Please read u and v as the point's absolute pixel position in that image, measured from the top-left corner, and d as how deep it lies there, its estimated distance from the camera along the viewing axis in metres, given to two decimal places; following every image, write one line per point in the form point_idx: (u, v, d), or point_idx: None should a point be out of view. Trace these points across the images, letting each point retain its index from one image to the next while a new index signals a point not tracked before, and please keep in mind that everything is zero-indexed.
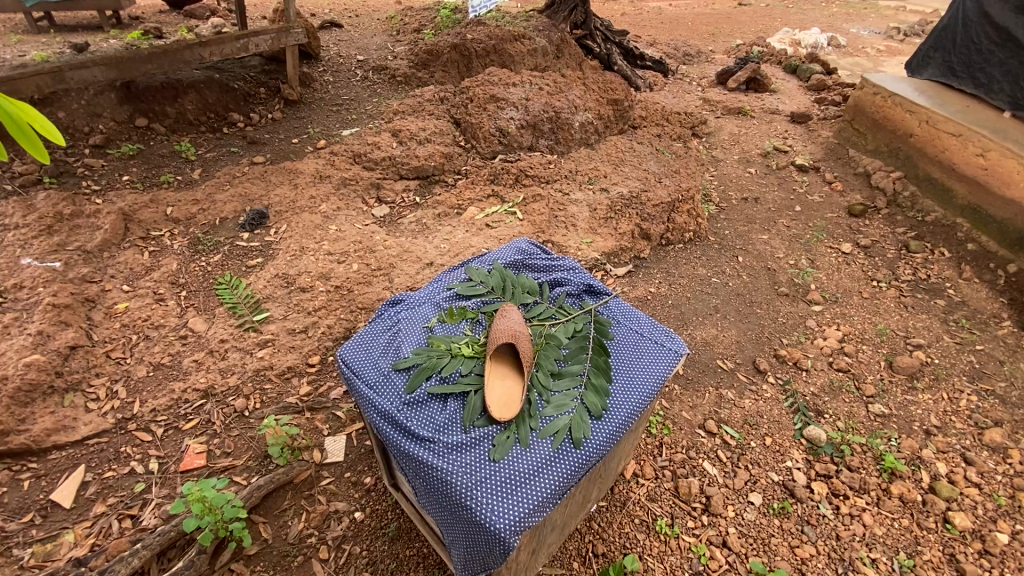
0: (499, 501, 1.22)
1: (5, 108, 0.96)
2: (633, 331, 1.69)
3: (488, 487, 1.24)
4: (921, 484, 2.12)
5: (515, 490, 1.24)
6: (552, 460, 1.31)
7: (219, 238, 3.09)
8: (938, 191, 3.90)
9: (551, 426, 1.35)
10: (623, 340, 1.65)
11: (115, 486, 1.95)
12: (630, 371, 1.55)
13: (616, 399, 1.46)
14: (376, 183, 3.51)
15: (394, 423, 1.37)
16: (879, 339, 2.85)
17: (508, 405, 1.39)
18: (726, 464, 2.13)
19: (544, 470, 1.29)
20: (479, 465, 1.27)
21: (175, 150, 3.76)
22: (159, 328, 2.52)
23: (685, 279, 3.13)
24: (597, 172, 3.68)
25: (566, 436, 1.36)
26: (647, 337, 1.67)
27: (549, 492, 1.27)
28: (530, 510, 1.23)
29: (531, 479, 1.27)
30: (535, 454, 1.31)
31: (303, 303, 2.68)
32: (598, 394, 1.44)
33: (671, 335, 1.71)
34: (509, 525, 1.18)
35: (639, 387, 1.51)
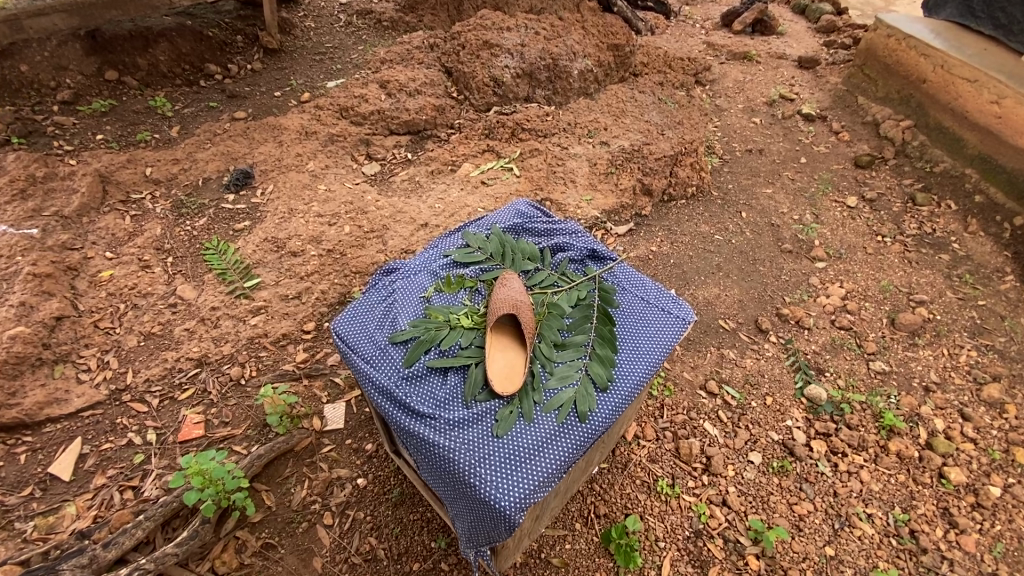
0: (503, 479, 1.19)
1: None
2: (639, 298, 1.62)
3: (490, 464, 1.21)
4: (918, 440, 2.13)
5: (520, 469, 1.21)
6: (556, 436, 1.28)
7: (204, 199, 2.96)
8: (948, 141, 3.78)
9: (555, 400, 1.32)
10: (629, 308, 1.58)
11: (114, 457, 1.93)
12: (637, 341, 1.50)
13: (622, 370, 1.42)
14: (365, 139, 3.33)
15: (392, 399, 1.32)
16: (882, 295, 2.82)
17: (510, 378, 1.34)
18: (727, 425, 2.13)
19: (548, 445, 1.26)
20: (482, 443, 1.24)
21: (149, 106, 3.55)
22: (147, 297, 2.46)
23: (687, 237, 3.06)
24: (597, 124, 3.51)
25: (570, 410, 1.32)
26: (655, 305, 1.61)
27: (555, 469, 1.24)
28: (535, 489, 1.20)
29: (535, 455, 1.24)
30: (539, 430, 1.28)
31: (295, 268, 2.60)
32: (603, 365, 1.40)
33: (679, 302, 1.64)
34: (513, 503, 1.16)
35: (645, 359, 1.46)
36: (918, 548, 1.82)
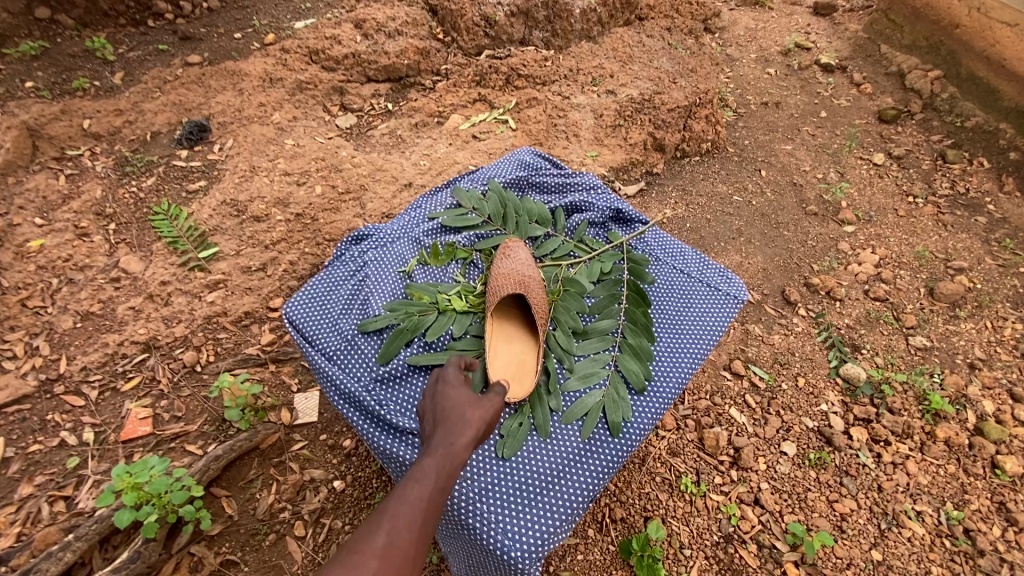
0: (511, 518, 1.10)
1: None
2: (681, 275, 1.53)
3: (497, 499, 1.11)
4: (967, 425, 1.90)
5: (529, 507, 1.12)
6: (572, 464, 1.19)
7: (152, 156, 2.57)
8: (981, 93, 3.45)
9: (579, 408, 1.25)
10: (671, 289, 1.50)
11: (43, 461, 1.64)
12: (679, 327, 1.43)
13: (660, 367, 1.35)
14: (338, 87, 2.92)
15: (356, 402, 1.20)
16: (918, 262, 2.55)
17: (519, 375, 1.26)
18: (755, 411, 1.88)
19: (563, 475, 1.17)
20: (489, 471, 1.15)
21: (88, 50, 3.08)
22: (86, 270, 2.12)
23: (703, 197, 2.74)
24: (602, 70, 3.11)
25: (599, 419, 1.25)
26: (699, 281, 1.52)
27: (575, 497, 1.16)
28: (547, 529, 1.10)
29: (548, 486, 1.15)
30: (555, 451, 1.20)
31: (258, 235, 2.25)
32: (637, 360, 1.32)
33: (728, 277, 1.55)
34: (524, 552, 1.06)
35: (688, 349, 1.39)
36: (974, 550, 1.61)
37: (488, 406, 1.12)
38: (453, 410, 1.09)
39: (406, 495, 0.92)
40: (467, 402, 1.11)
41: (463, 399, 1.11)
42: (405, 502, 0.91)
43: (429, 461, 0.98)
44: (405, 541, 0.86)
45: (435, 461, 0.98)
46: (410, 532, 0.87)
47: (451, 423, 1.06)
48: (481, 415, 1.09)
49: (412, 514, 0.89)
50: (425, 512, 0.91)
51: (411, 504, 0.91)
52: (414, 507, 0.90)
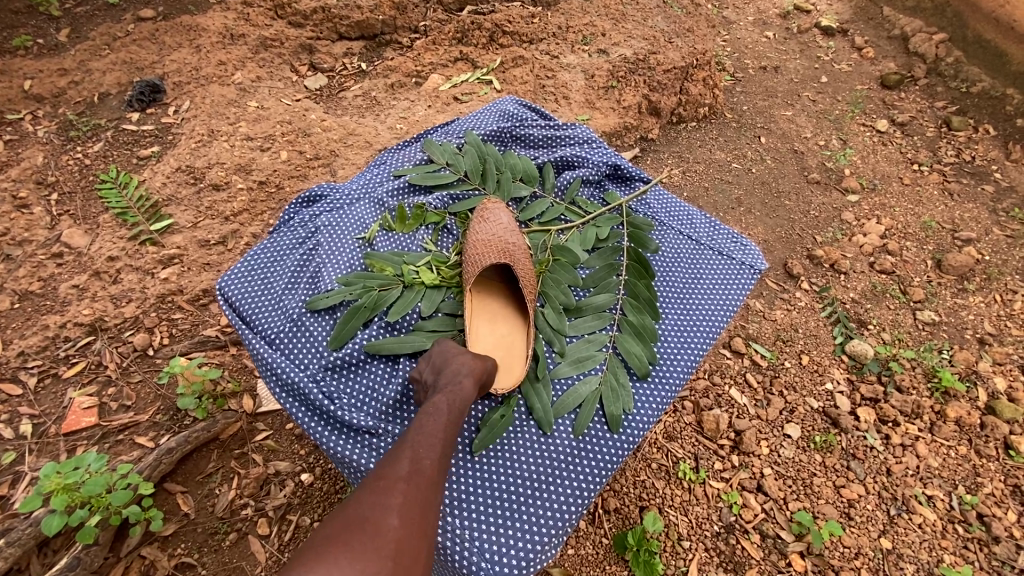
0: (489, 533, 1.00)
1: None
2: (688, 241, 1.42)
3: (474, 513, 1.01)
4: (978, 404, 1.80)
5: (510, 520, 1.01)
6: (561, 467, 1.08)
7: (100, 120, 2.33)
8: (988, 57, 3.29)
9: (572, 397, 1.14)
10: (677, 256, 1.39)
11: None
12: (688, 299, 1.31)
13: (667, 347, 1.24)
14: (307, 45, 2.68)
15: (302, 395, 1.09)
16: (924, 233, 2.42)
17: (507, 359, 1.16)
18: (757, 392, 1.76)
19: (548, 482, 1.06)
20: (464, 479, 1.05)
21: (30, 4, 2.80)
22: (25, 245, 1.92)
23: (701, 165, 2.58)
24: (593, 28, 2.89)
25: (596, 409, 1.14)
26: (709, 248, 1.41)
27: (563, 507, 1.04)
28: (529, 546, 1.00)
29: (531, 496, 1.04)
30: (541, 454, 1.09)
31: (217, 206, 2.05)
32: (640, 341, 1.21)
33: (740, 243, 1.43)
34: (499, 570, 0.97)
35: (699, 325, 1.28)
36: (988, 536, 1.52)
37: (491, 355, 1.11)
38: (458, 348, 1.09)
39: (427, 427, 0.93)
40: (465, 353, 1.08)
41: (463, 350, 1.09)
42: (427, 433, 0.92)
43: (444, 393, 0.99)
44: (429, 467, 0.88)
45: (450, 393, 0.98)
46: (434, 460, 0.89)
47: (455, 359, 1.06)
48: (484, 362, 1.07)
49: (432, 442, 0.91)
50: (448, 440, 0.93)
51: (433, 434, 0.92)
52: (433, 437, 0.92)
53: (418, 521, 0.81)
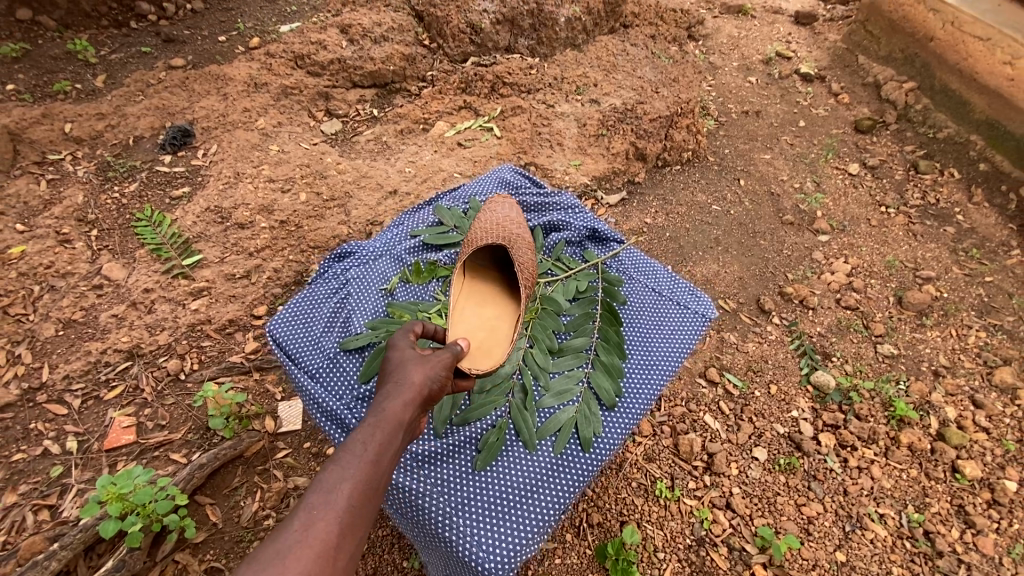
0: (487, 533, 1.16)
1: None
2: (651, 292, 1.61)
3: (475, 516, 1.18)
4: (929, 431, 1.98)
5: (505, 521, 1.18)
6: (548, 476, 1.27)
7: (135, 162, 2.56)
8: (954, 104, 3.56)
9: (552, 424, 1.32)
10: (641, 305, 1.58)
11: (27, 471, 1.65)
12: (650, 343, 1.50)
13: (631, 383, 1.42)
14: (323, 92, 2.93)
15: (337, 422, 1.27)
16: (888, 272, 2.64)
17: (486, 331, 1.37)
18: (729, 418, 1.95)
19: (537, 489, 1.24)
20: (464, 487, 1.22)
21: (69, 51, 3.05)
22: (68, 277, 2.12)
23: (684, 207, 2.81)
24: (586, 79, 3.15)
25: (572, 434, 1.33)
26: (670, 298, 1.60)
27: (549, 510, 1.22)
28: (522, 543, 1.17)
29: (523, 501, 1.22)
30: (531, 467, 1.27)
31: (242, 242, 2.26)
32: (609, 377, 1.38)
33: (697, 295, 1.62)
34: (496, 562, 1.13)
35: (659, 365, 1.46)
36: (934, 551, 1.69)
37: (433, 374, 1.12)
38: (395, 375, 1.09)
39: (332, 481, 0.86)
40: (416, 362, 1.12)
41: (397, 379, 1.08)
42: (333, 488, 0.85)
43: (359, 440, 0.94)
44: (328, 530, 0.80)
45: (366, 440, 0.94)
46: (336, 515, 0.82)
47: (388, 389, 1.05)
48: (426, 378, 1.08)
49: (337, 488, 0.85)
50: (356, 494, 0.86)
51: (339, 491, 0.85)
52: (339, 486, 0.86)
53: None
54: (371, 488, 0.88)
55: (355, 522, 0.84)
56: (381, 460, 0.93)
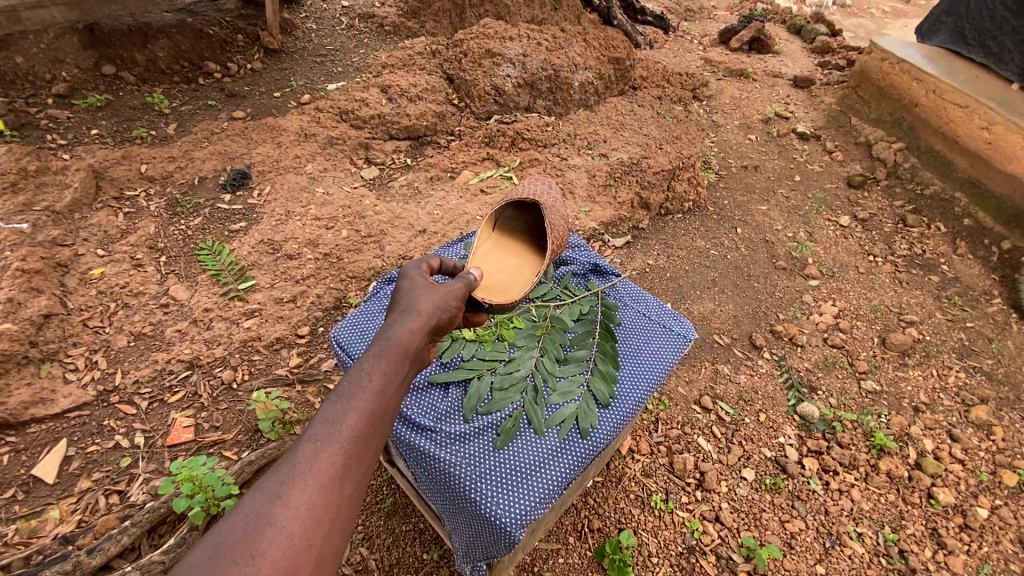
0: (505, 494, 1.27)
1: None
2: (641, 315, 1.81)
3: (494, 480, 1.29)
4: (908, 460, 2.16)
5: (521, 486, 1.30)
6: (559, 452, 1.39)
7: (199, 199, 2.92)
8: (938, 164, 3.85)
9: (558, 415, 1.44)
10: (632, 326, 1.76)
11: (100, 460, 1.91)
12: (639, 357, 1.65)
13: (623, 387, 1.56)
14: (364, 143, 3.32)
15: None
16: (873, 315, 2.85)
17: (496, 270, 1.73)
18: (720, 440, 2.14)
19: (550, 462, 1.36)
20: (484, 457, 1.34)
21: (147, 103, 3.50)
22: (139, 296, 2.43)
23: (684, 251, 3.08)
24: (597, 135, 3.52)
25: (573, 425, 1.44)
26: (656, 322, 1.79)
27: (558, 481, 1.35)
28: (534, 504, 1.28)
29: (536, 471, 1.34)
30: (545, 444, 1.39)
31: (290, 271, 2.57)
32: (605, 381, 1.53)
33: (679, 320, 1.82)
34: (513, 519, 1.24)
35: (647, 374, 1.61)
36: (906, 568, 1.86)
37: (435, 314, 1.24)
38: (404, 312, 1.20)
39: (334, 417, 0.93)
40: (424, 300, 1.24)
41: (402, 321, 1.17)
42: (334, 424, 0.92)
43: (363, 373, 1.01)
44: (335, 453, 0.88)
45: (370, 372, 1.01)
46: (339, 444, 0.90)
47: (396, 322, 1.16)
48: (429, 313, 1.21)
49: (343, 418, 0.93)
50: (356, 429, 0.93)
51: (339, 426, 0.92)
52: (344, 416, 0.94)
53: (314, 519, 0.81)
54: (371, 422, 0.95)
55: (358, 449, 0.91)
56: (381, 395, 0.99)
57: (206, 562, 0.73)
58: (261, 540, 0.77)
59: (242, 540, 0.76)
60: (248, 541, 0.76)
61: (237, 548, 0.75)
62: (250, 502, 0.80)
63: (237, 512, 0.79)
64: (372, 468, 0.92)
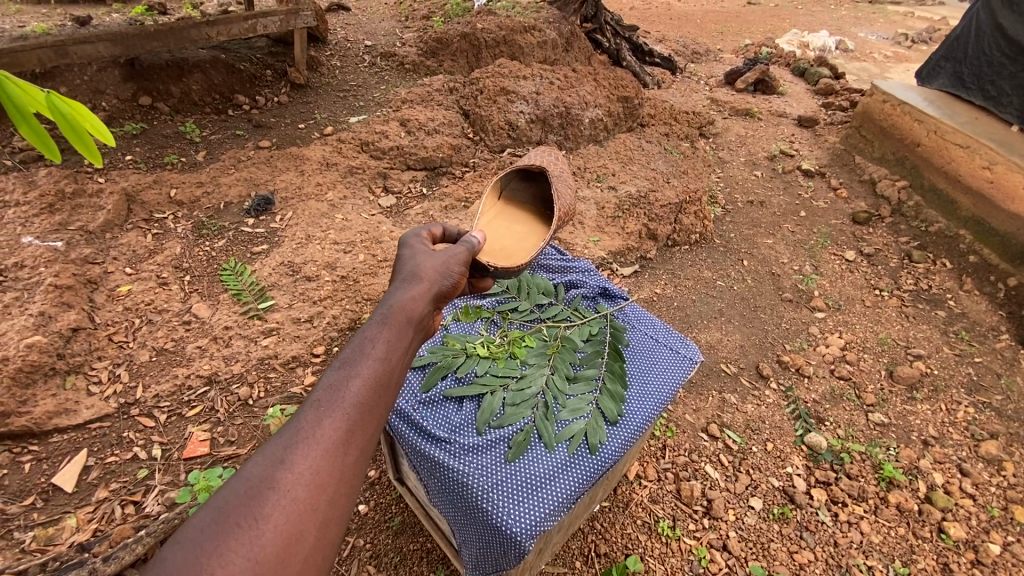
0: (514, 504, 1.32)
1: (62, 108, 1.05)
2: (649, 337, 1.86)
3: (504, 491, 1.34)
4: (917, 493, 2.15)
5: (530, 496, 1.35)
6: (568, 466, 1.43)
7: (224, 223, 3.05)
8: (942, 202, 3.92)
9: (567, 431, 1.49)
10: (640, 347, 1.82)
11: (118, 471, 1.96)
12: (647, 377, 1.70)
13: (631, 405, 1.60)
14: (382, 172, 3.46)
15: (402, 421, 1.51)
16: (880, 348, 2.87)
17: (506, 238, 1.97)
18: (727, 468, 2.15)
19: (559, 475, 1.41)
20: (496, 468, 1.39)
21: (179, 131, 3.69)
22: (163, 313, 2.52)
23: (691, 281, 3.15)
24: (606, 169, 3.65)
25: (582, 440, 1.48)
26: (663, 344, 1.84)
27: (566, 495, 1.39)
28: (542, 516, 1.32)
29: (546, 484, 1.38)
30: (554, 459, 1.44)
31: (308, 292, 2.66)
32: (614, 399, 1.57)
33: (686, 343, 1.87)
34: (522, 529, 1.28)
35: (655, 393, 1.66)
36: None
37: (433, 284, 1.29)
38: (407, 283, 1.26)
39: (336, 385, 0.96)
40: (423, 270, 1.31)
41: (401, 295, 1.21)
42: (335, 393, 0.95)
43: (367, 341, 1.05)
44: (339, 418, 0.92)
45: (373, 340, 1.06)
46: (345, 410, 0.93)
47: (398, 294, 1.21)
48: (429, 282, 1.28)
49: (346, 385, 0.97)
50: (358, 398, 0.96)
51: (341, 395, 0.95)
52: (348, 383, 0.97)
53: (319, 483, 0.85)
54: (373, 391, 0.98)
55: (362, 416, 0.95)
56: (382, 366, 1.02)
57: (214, 523, 0.76)
58: (266, 503, 0.80)
59: (248, 504, 0.79)
60: (253, 504, 0.79)
61: (243, 509, 0.78)
62: (256, 467, 0.83)
63: (243, 475, 0.82)
64: (374, 436, 0.95)
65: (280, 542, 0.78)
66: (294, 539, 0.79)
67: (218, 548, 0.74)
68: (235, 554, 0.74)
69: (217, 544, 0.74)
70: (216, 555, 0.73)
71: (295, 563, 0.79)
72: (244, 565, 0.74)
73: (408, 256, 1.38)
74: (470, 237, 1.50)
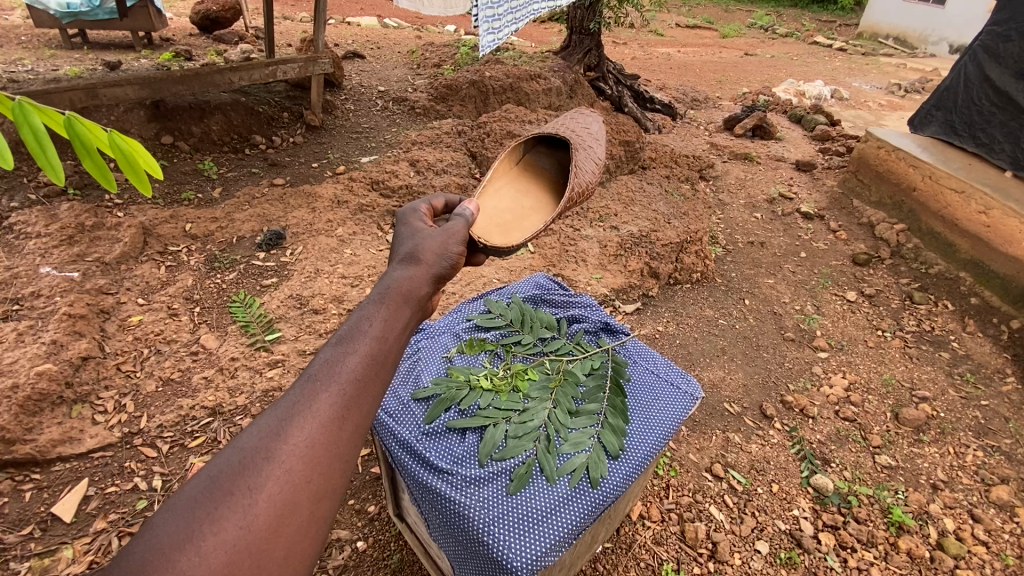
0: (516, 537, 1.34)
1: (122, 146, 1.14)
2: (649, 372, 1.88)
3: (505, 522, 1.36)
4: (928, 540, 2.11)
5: (530, 528, 1.36)
6: (569, 499, 1.44)
7: (236, 256, 3.13)
8: (941, 245, 3.98)
9: (569, 464, 1.49)
10: (641, 381, 1.83)
11: (117, 502, 1.96)
12: (648, 413, 1.71)
13: (632, 440, 1.61)
14: (391, 210, 3.57)
15: (405, 451, 1.54)
16: (885, 389, 2.85)
17: (510, 212, 1.96)
18: (733, 510, 2.12)
19: (560, 509, 1.41)
20: (497, 501, 1.40)
21: (197, 169, 3.84)
22: (171, 343, 2.56)
23: (693, 319, 3.18)
24: (608, 210, 3.75)
25: (583, 474, 1.49)
26: (664, 379, 1.86)
27: (566, 528, 1.39)
28: (543, 547, 1.34)
29: (547, 517, 1.39)
30: (555, 492, 1.44)
31: (315, 325, 2.71)
32: (615, 434, 1.58)
33: (687, 378, 1.88)
34: (524, 561, 1.30)
35: (656, 429, 1.67)
36: None
37: (431, 267, 1.20)
38: (406, 260, 1.19)
39: (333, 359, 0.88)
40: (425, 250, 1.24)
41: (402, 274, 1.14)
42: (332, 366, 0.87)
43: (366, 317, 0.98)
44: (336, 390, 0.85)
45: (372, 316, 0.98)
46: (342, 381, 0.86)
47: (400, 272, 1.14)
48: (431, 261, 1.21)
49: (344, 356, 0.89)
50: (355, 372, 0.88)
51: (339, 369, 0.88)
52: (346, 356, 0.90)
53: (314, 456, 0.79)
54: (371, 366, 0.90)
55: (359, 389, 0.87)
56: (382, 342, 0.95)
57: (201, 494, 0.71)
58: (259, 474, 0.74)
59: (239, 474, 0.74)
60: (245, 475, 0.74)
61: (234, 479, 0.73)
62: (249, 437, 0.78)
63: (236, 445, 0.77)
64: (374, 411, 0.88)
65: (272, 515, 0.73)
66: (287, 511, 0.74)
67: (208, 519, 0.69)
68: (226, 523, 0.69)
69: (205, 514, 0.69)
70: (205, 524, 0.68)
71: (287, 539, 0.73)
72: (234, 536, 0.69)
73: (407, 237, 1.31)
74: (462, 211, 1.49)
